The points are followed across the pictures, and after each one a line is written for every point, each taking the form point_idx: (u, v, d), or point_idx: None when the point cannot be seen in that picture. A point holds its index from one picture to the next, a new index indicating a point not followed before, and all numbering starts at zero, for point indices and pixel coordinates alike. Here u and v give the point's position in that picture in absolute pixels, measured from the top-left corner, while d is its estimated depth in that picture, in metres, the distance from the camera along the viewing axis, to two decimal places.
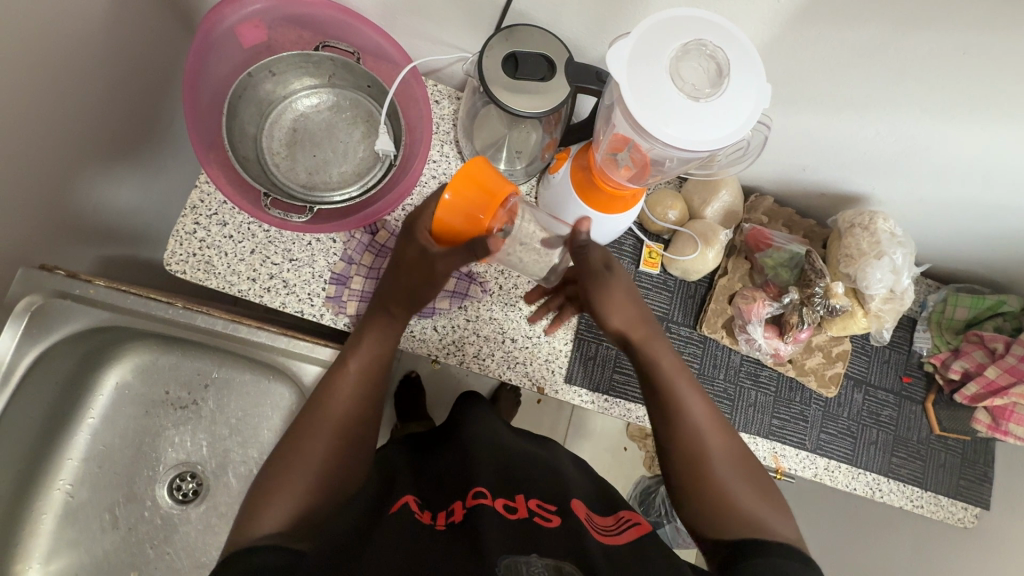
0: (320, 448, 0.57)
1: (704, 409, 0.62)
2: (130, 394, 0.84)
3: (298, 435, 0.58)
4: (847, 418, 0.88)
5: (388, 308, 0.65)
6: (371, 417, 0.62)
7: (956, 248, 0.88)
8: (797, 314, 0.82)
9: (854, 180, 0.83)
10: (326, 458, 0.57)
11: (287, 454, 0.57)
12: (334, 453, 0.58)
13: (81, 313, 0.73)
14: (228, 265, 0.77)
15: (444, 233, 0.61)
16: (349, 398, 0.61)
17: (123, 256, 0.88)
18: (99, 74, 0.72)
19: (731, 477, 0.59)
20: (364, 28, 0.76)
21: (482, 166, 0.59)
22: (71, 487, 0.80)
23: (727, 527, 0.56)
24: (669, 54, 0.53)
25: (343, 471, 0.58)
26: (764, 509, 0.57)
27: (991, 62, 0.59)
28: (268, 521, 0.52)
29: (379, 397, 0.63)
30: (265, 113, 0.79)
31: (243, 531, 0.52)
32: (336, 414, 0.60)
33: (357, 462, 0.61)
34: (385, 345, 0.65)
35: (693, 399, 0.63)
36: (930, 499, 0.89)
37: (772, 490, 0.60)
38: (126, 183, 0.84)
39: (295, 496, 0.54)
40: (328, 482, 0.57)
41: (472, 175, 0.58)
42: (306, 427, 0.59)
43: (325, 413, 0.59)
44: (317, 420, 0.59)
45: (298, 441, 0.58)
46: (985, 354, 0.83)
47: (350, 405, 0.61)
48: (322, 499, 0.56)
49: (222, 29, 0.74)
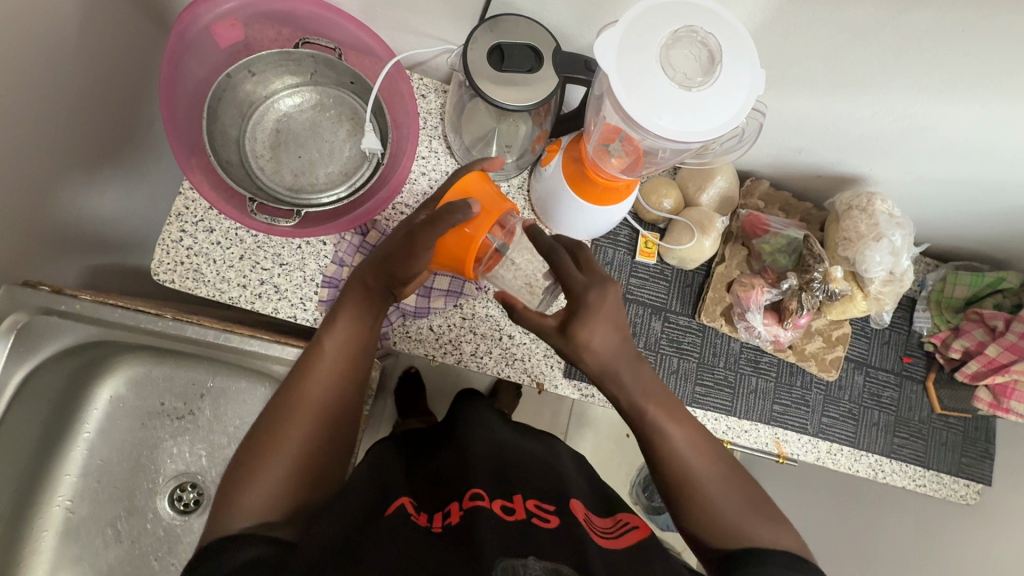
0: (297, 431, 0.54)
1: (683, 435, 0.57)
2: (126, 407, 0.83)
3: (273, 421, 0.55)
4: (848, 401, 0.87)
5: (366, 283, 0.60)
6: (352, 397, 0.59)
7: (955, 226, 0.87)
8: (796, 299, 0.81)
9: (850, 162, 0.81)
10: (306, 443, 0.55)
11: (262, 439, 0.54)
12: (314, 439, 0.55)
13: (69, 329, 0.72)
14: (217, 272, 0.76)
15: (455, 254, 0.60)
16: (327, 379, 0.58)
17: (110, 266, 0.87)
18: (72, 82, 0.70)
19: (721, 491, 0.55)
20: (343, 21, 0.74)
21: (477, 179, 0.64)
22: (70, 503, 0.80)
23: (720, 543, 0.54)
24: (659, 42, 0.51)
25: (325, 457, 0.56)
26: (755, 521, 0.53)
27: (990, 37, 0.57)
28: (247, 509, 0.50)
29: (359, 377, 0.60)
30: (247, 114, 0.77)
31: (224, 520, 0.50)
32: (314, 396, 0.57)
33: (340, 448, 0.58)
34: (360, 325, 0.60)
35: (671, 424, 0.56)
36: (932, 478, 0.89)
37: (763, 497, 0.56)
38: (109, 192, 0.82)
39: (276, 483, 0.52)
40: (308, 468, 0.54)
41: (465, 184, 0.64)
42: (283, 410, 0.56)
43: (304, 400, 0.56)
44: (294, 403, 0.56)
45: (275, 426, 0.55)
46: (986, 332, 0.83)
47: (327, 388, 0.57)
48: (307, 490, 0.54)
49: (197, 29, 0.71)
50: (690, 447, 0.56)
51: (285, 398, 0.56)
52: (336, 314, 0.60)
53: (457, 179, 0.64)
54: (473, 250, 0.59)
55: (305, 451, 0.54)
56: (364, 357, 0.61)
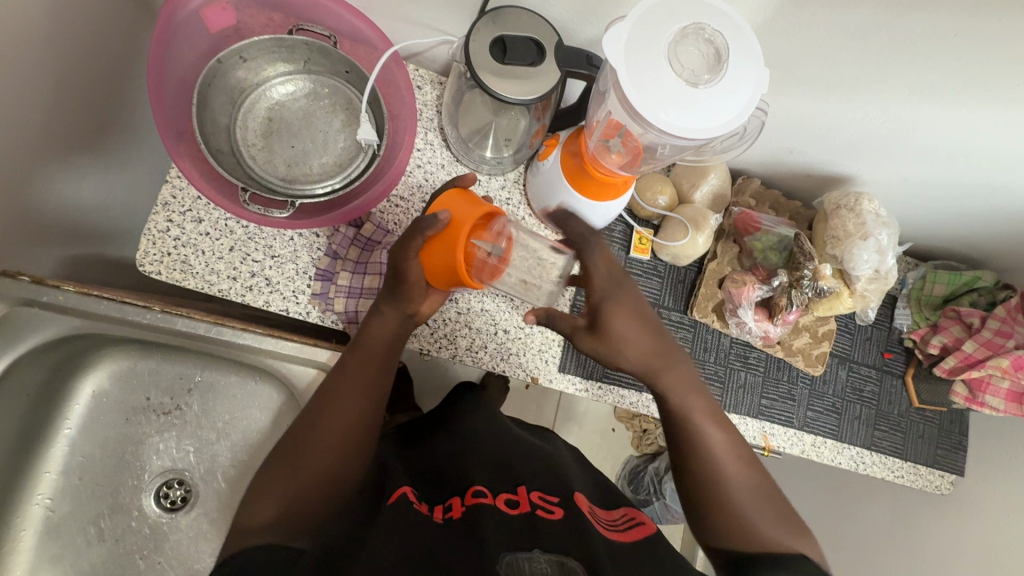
0: (322, 442, 0.57)
1: (718, 433, 0.62)
2: (109, 401, 0.80)
3: (297, 441, 0.58)
4: (832, 395, 0.90)
5: (383, 309, 0.62)
6: (373, 414, 0.61)
7: (936, 227, 0.90)
8: (786, 296, 0.83)
9: (839, 162, 0.83)
10: (332, 455, 0.57)
11: (288, 448, 0.57)
12: (337, 448, 0.57)
13: (49, 321, 0.69)
14: (206, 263, 0.74)
15: (437, 268, 0.59)
16: (348, 403, 0.59)
17: (88, 256, 0.84)
18: (51, 63, 0.67)
19: (750, 501, 0.59)
20: (339, 8, 0.72)
21: (454, 195, 0.62)
22: (50, 501, 0.77)
23: (739, 540, 0.57)
24: (666, 38, 0.51)
25: (342, 467, 0.57)
26: (781, 528, 0.58)
27: (982, 44, 0.59)
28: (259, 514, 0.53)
29: (378, 398, 0.61)
30: (237, 102, 0.75)
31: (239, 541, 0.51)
32: (337, 420, 0.58)
33: (358, 460, 0.59)
34: (384, 342, 0.62)
35: (713, 424, 0.62)
36: (910, 469, 0.93)
37: (786, 507, 0.60)
38: (89, 179, 0.79)
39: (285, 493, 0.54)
40: (325, 479, 0.56)
41: (445, 201, 0.62)
42: (309, 427, 0.58)
43: (323, 421, 0.58)
44: (320, 420, 0.58)
45: (303, 440, 0.57)
46: (962, 329, 0.87)
47: (352, 404, 0.59)
48: (314, 501, 0.56)
49: (186, 12, 0.69)
50: (728, 449, 0.61)
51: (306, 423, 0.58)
52: (365, 330, 0.62)
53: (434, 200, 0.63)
54: (460, 255, 0.56)
55: (321, 466, 0.56)
56: (389, 372, 0.63)
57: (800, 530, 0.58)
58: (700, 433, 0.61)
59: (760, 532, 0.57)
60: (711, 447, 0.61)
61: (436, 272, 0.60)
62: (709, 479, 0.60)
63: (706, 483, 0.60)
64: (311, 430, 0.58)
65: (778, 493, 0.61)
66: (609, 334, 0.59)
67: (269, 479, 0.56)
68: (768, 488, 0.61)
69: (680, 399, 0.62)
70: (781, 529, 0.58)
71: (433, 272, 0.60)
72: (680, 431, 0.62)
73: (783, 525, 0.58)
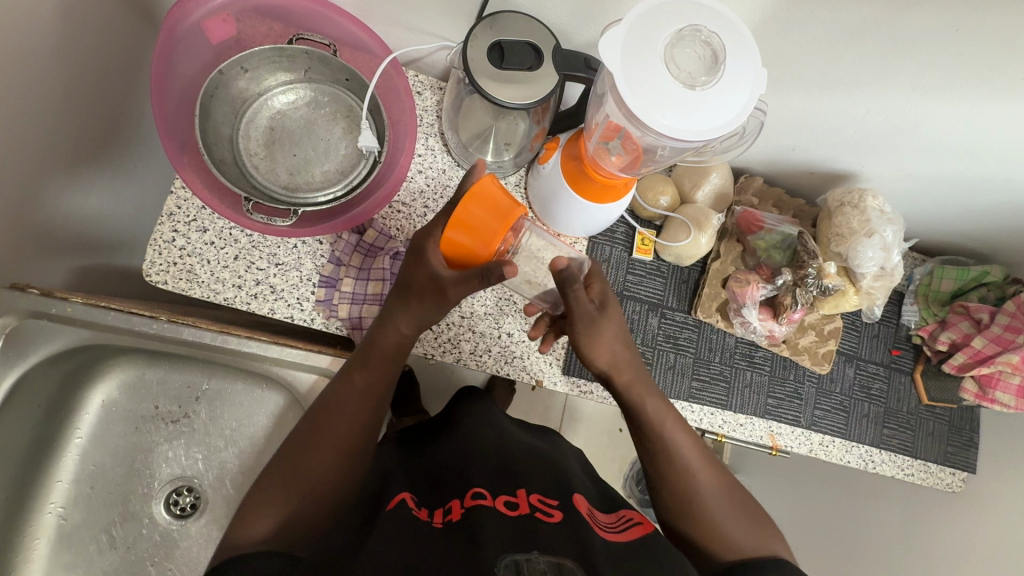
0: (322, 456, 0.57)
1: (679, 428, 0.63)
2: (119, 411, 0.81)
3: (297, 454, 0.57)
4: (839, 394, 0.89)
5: (401, 329, 0.60)
6: (373, 421, 0.61)
7: (943, 222, 0.89)
8: (791, 295, 0.82)
9: (842, 159, 0.83)
10: (332, 462, 0.57)
11: (285, 459, 0.57)
12: (337, 456, 0.58)
13: (59, 333, 0.70)
14: (211, 272, 0.75)
15: (460, 255, 0.57)
16: (349, 415, 0.60)
17: (96, 267, 0.85)
18: (56, 78, 0.68)
19: (720, 509, 0.59)
20: (339, 18, 0.73)
21: (489, 186, 0.57)
22: (63, 510, 0.78)
23: (711, 551, 0.57)
24: (662, 41, 0.51)
25: (342, 474, 0.58)
26: (751, 536, 0.57)
27: (984, 37, 0.58)
28: (258, 522, 0.53)
29: (377, 412, 0.61)
30: (240, 112, 0.76)
31: (229, 546, 0.51)
32: (336, 432, 0.59)
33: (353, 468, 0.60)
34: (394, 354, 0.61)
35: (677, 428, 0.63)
36: (919, 467, 0.92)
37: (761, 517, 0.60)
38: (96, 191, 0.80)
39: (282, 502, 0.55)
40: (314, 491, 0.56)
41: (483, 195, 0.56)
42: (310, 437, 0.58)
43: (325, 433, 0.58)
44: (323, 430, 0.58)
45: (305, 445, 0.58)
46: (971, 325, 0.86)
47: (355, 415, 0.60)
48: (313, 509, 0.56)
49: (188, 24, 0.70)
50: (691, 448, 0.62)
51: (307, 437, 0.58)
52: (372, 344, 0.61)
53: (472, 188, 0.56)
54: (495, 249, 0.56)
55: (315, 476, 0.56)
56: (389, 388, 0.62)
57: (776, 539, 0.58)
58: (666, 440, 0.62)
59: (732, 540, 0.57)
60: (678, 455, 0.61)
61: (460, 252, 0.57)
62: (681, 489, 0.60)
63: (678, 490, 0.60)
64: (314, 443, 0.58)
65: (757, 502, 0.62)
66: (601, 333, 0.60)
67: (267, 488, 0.56)
68: (739, 497, 0.61)
69: (646, 409, 0.63)
70: (751, 538, 0.57)
71: (458, 253, 0.57)
72: (649, 441, 0.62)
73: (759, 533, 0.58)
